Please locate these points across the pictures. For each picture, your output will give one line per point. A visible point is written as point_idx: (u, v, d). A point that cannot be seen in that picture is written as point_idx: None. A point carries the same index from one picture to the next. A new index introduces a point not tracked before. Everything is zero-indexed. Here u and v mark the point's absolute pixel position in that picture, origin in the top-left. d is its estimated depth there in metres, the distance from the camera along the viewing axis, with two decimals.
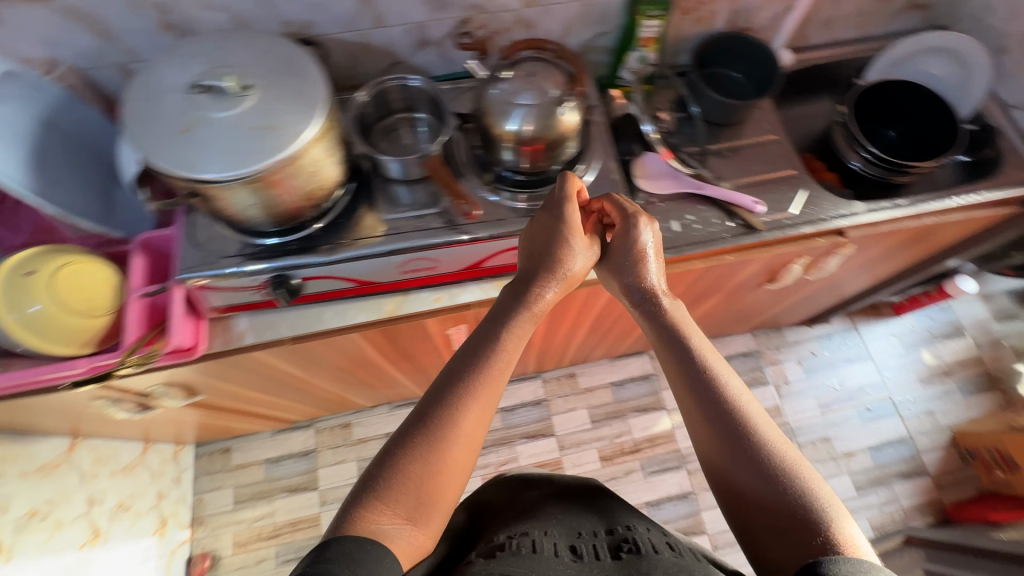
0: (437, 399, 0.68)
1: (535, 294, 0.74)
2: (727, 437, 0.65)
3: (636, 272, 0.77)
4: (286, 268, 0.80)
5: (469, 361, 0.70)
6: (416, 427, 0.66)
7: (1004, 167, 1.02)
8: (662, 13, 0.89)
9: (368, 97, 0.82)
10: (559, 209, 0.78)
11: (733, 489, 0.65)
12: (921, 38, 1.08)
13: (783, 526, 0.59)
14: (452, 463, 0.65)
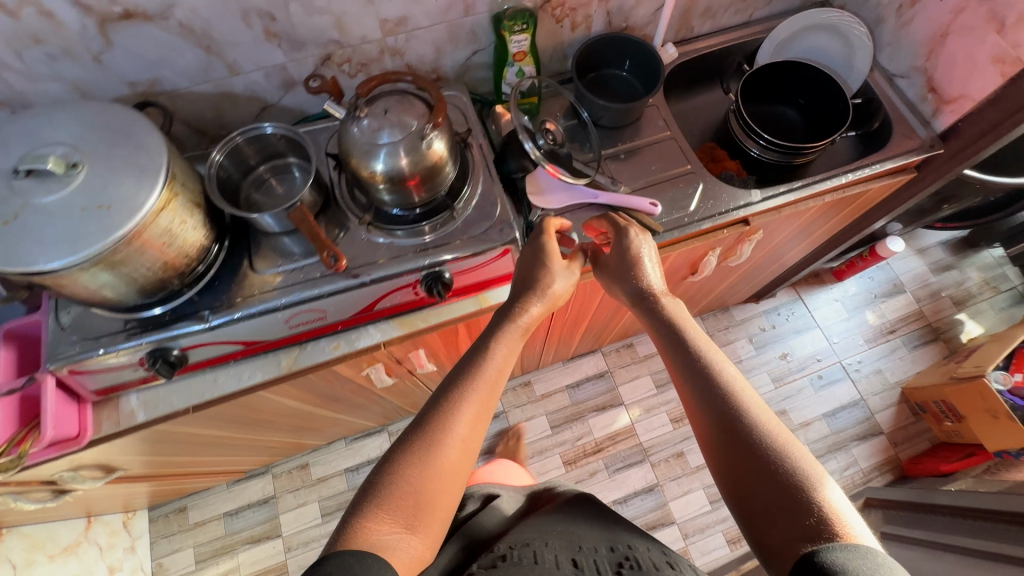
0: (433, 407, 0.66)
1: (525, 305, 0.75)
2: (724, 420, 0.64)
3: (635, 275, 0.79)
4: (162, 341, 0.76)
5: (464, 370, 0.69)
6: (412, 437, 0.64)
7: (892, 137, 1.03)
8: (527, 27, 0.88)
9: (224, 157, 0.78)
10: (539, 237, 0.81)
11: (729, 476, 0.62)
12: (800, 17, 1.09)
13: (785, 512, 0.56)
14: (448, 472, 0.63)
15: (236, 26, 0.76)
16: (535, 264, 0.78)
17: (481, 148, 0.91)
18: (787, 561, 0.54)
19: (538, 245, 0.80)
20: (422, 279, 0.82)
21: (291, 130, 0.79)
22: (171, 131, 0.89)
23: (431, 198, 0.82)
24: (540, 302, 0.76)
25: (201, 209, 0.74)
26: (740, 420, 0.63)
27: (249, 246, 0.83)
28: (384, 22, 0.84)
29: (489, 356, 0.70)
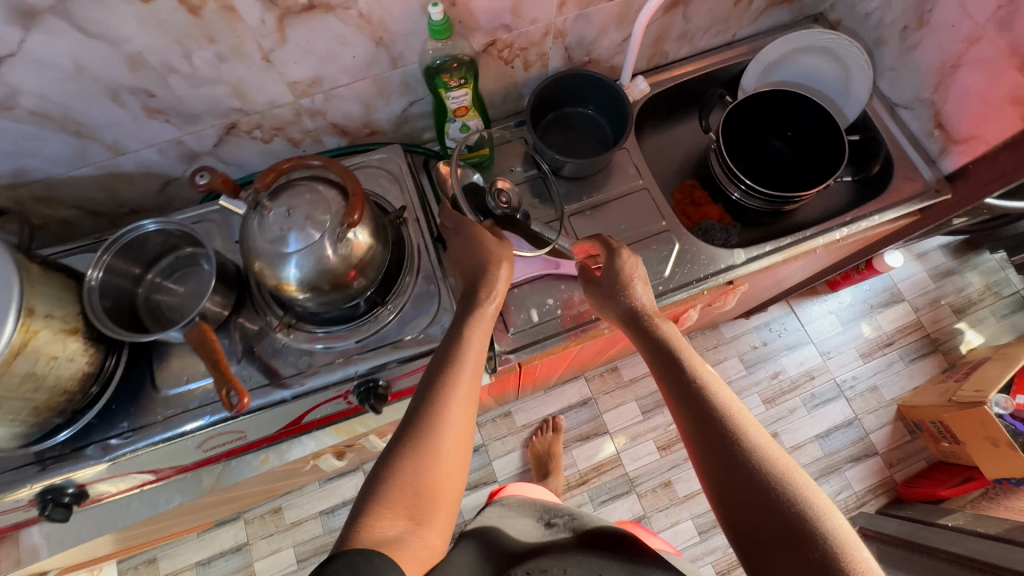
0: (419, 401, 0.60)
1: (491, 283, 0.69)
2: (713, 439, 0.54)
3: (626, 295, 0.71)
4: (53, 483, 0.66)
5: (441, 364, 0.63)
6: (401, 434, 0.57)
7: (893, 179, 0.91)
8: (467, 80, 0.73)
9: (104, 274, 0.66)
10: (462, 224, 0.74)
11: (720, 499, 0.52)
12: (790, 37, 0.96)
13: (787, 541, 0.47)
14: (444, 468, 0.56)
15: (106, 107, 0.63)
16: (475, 257, 0.71)
17: (418, 222, 0.79)
18: None
19: (466, 230, 0.73)
20: (354, 389, 0.72)
21: (172, 223, 0.69)
22: (57, 215, 0.76)
23: (378, 280, 0.72)
24: (495, 297, 0.69)
25: (78, 335, 0.62)
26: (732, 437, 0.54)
27: (153, 359, 0.72)
28: (294, 85, 0.70)
29: (464, 345, 0.64)
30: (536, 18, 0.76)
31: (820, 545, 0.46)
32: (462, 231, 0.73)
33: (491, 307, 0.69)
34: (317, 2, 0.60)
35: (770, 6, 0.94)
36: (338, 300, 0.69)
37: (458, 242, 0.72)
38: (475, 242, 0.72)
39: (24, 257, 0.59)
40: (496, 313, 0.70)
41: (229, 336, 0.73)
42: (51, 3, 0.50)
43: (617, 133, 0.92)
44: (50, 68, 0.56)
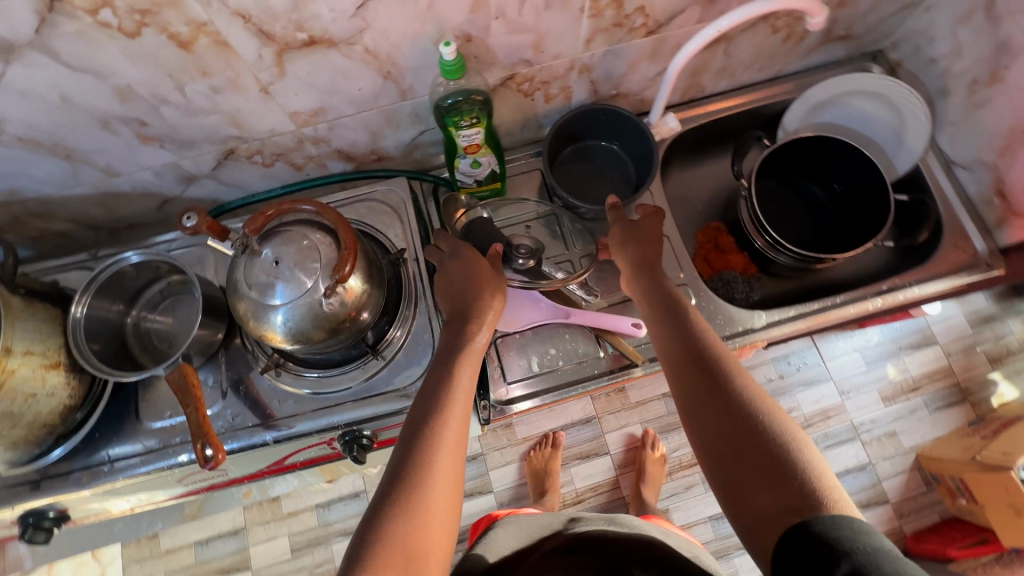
0: (404, 457, 0.51)
1: (483, 309, 0.64)
2: (704, 369, 0.54)
3: (643, 242, 0.70)
4: (33, 509, 0.66)
5: (426, 409, 0.55)
6: (387, 496, 0.49)
7: (941, 246, 0.83)
8: (479, 120, 0.67)
9: (89, 309, 0.64)
10: (461, 247, 0.70)
11: (704, 437, 0.51)
12: (845, 78, 0.87)
13: (769, 473, 0.45)
14: (437, 526, 0.49)
15: (96, 134, 0.60)
16: (467, 284, 0.66)
17: (418, 263, 0.74)
18: (769, 528, 0.43)
19: (464, 255, 0.68)
20: (339, 437, 0.70)
21: (158, 255, 0.66)
22: (53, 229, 0.74)
23: (376, 322, 0.69)
24: (484, 326, 0.64)
25: (59, 368, 0.61)
26: (722, 372, 0.53)
27: (139, 388, 0.70)
28: (295, 115, 0.66)
29: (449, 395, 0.56)
30: (561, 53, 0.69)
31: (802, 477, 0.44)
32: (459, 256, 0.68)
33: (483, 337, 0.63)
34: (319, 38, 0.56)
35: (824, 43, 0.85)
36: (328, 346, 0.66)
37: (454, 265, 0.68)
38: (471, 271, 0.67)
39: (6, 289, 0.57)
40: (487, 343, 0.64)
41: (215, 370, 0.71)
42: (31, 38, 0.47)
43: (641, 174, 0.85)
44: (34, 98, 0.53)
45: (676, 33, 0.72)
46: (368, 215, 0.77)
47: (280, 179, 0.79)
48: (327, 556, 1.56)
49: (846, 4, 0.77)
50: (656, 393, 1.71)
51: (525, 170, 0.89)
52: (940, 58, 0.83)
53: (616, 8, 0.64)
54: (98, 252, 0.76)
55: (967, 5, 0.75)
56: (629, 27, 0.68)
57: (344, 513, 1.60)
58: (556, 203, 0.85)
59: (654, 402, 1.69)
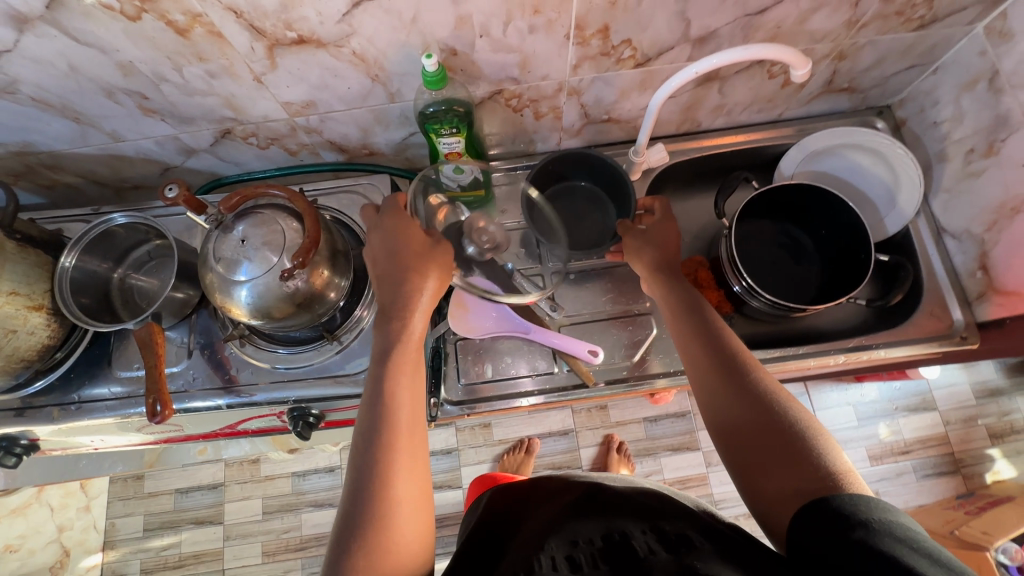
0: (365, 467, 0.52)
1: (410, 295, 0.63)
2: (726, 369, 0.57)
3: (665, 244, 0.73)
4: (8, 434, 0.72)
5: (370, 434, 0.54)
6: (359, 491, 0.51)
7: (915, 315, 0.82)
8: (458, 129, 0.70)
9: (78, 260, 0.70)
10: (382, 216, 0.68)
11: (725, 429, 0.54)
12: (846, 129, 0.87)
13: (788, 458, 0.48)
14: (406, 515, 0.50)
15: (102, 102, 0.65)
16: (399, 258, 0.64)
17: None
18: (789, 508, 0.46)
19: (386, 223, 0.67)
20: (289, 411, 0.74)
21: (144, 219, 0.71)
22: (64, 181, 0.80)
23: (337, 309, 0.72)
24: (422, 313, 0.63)
25: (41, 311, 0.66)
26: (744, 370, 0.57)
27: (116, 340, 0.76)
28: (287, 105, 0.70)
29: (392, 387, 0.57)
30: (547, 75, 0.71)
31: (821, 459, 0.47)
32: (385, 228, 0.66)
33: (417, 325, 0.63)
34: (308, 37, 0.59)
35: (824, 92, 0.84)
36: (288, 324, 0.69)
37: (378, 236, 0.66)
38: (396, 235, 0.66)
39: (2, 233, 0.62)
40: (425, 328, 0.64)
41: (184, 332, 0.76)
42: (42, 12, 0.52)
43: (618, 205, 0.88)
44: (46, 65, 0.58)
45: (665, 67, 0.73)
46: (349, 206, 0.81)
47: (275, 161, 0.83)
48: (295, 524, 1.63)
49: (847, 57, 0.76)
50: (638, 415, 1.70)
51: (509, 182, 0.92)
52: (942, 123, 0.81)
53: (602, 38, 0.66)
54: (100, 208, 0.82)
55: (972, 72, 0.74)
56: (617, 57, 0.70)
57: (317, 485, 1.66)
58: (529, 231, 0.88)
59: (633, 424, 1.69)
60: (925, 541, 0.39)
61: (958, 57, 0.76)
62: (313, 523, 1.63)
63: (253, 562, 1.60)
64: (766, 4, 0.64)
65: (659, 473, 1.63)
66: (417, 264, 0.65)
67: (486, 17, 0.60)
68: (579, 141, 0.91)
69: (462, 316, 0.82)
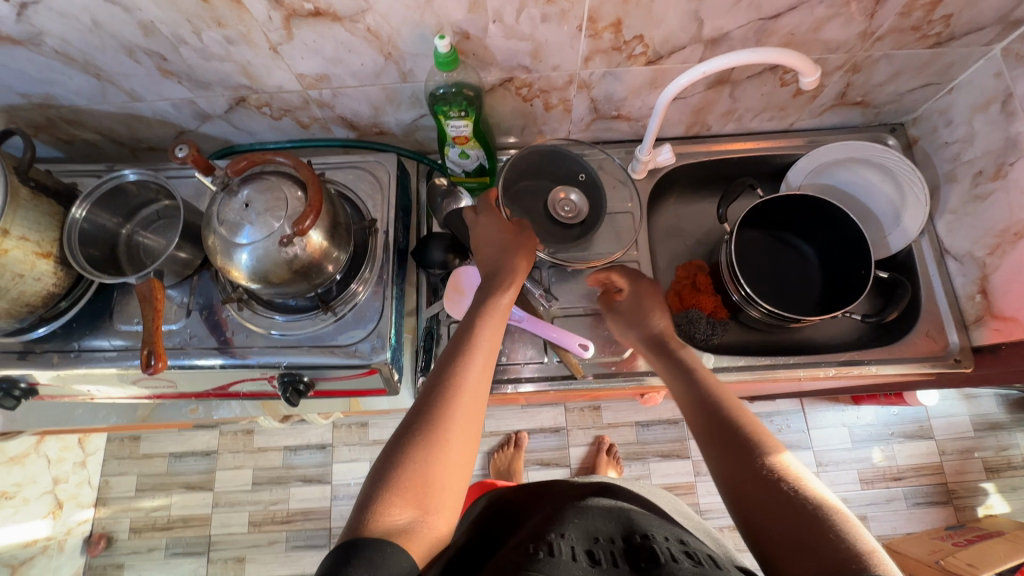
0: (422, 417, 0.55)
1: (511, 273, 0.70)
2: (724, 446, 0.54)
3: (650, 321, 0.74)
4: (9, 377, 0.74)
5: (436, 390, 0.57)
6: (414, 424, 0.55)
7: (911, 333, 0.82)
8: (467, 114, 0.71)
9: (88, 213, 0.71)
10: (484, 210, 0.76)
11: (732, 502, 0.50)
12: (855, 144, 0.86)
13: (803, 537, 0.44)
14: (454, 455, 0.54)
15: (122, 60, 0.67)
16: (500, 250, 0.72)
17: (387, 234, 0.78)
18: None
19: (488, 220, 0.75)
20: (279, 376, 0.75)
21: (154, 177, 0.73)
22: (83, 137, 0.83)
23: (331, 282, 0.74)
24: (508, 288, 0.68)
25: (49, 258, 0.68)
26: (750, 443, 0.53)
27: (120, 293, 0.78)
28: (302, 77, 0.72)
29: (471, 349, 0.61)
30: (558, 66, 0.72)
31: (842, 540, 0.43)
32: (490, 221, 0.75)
33: (507, 296, 0.68)
34: (324, 10, 0.60)
35: (836, 104, 0.84)
36: (290, 292, 0.71)
37: (483, 229, 0.74)
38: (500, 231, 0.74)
39: (17, 179, 0.65)
40: (511, 303, 0.68)
41: (185, 292, 0.78)
42: None
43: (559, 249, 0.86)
44: (70, 19, 0.60)
45: (677, 67, 0.73)
46: (354, 181, 0.81)
47: (287, 134, 0.85)
48: (283, 497, 1.65)
49: (861, 70, 0.76)
50: (630, 419, 1.71)
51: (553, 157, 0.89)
52: (953, 143, 0.81)
53: (614, 33, 0.66)
54: (114, 166, 0.85)
55: (986, 94, 0.74)
56: (628, 53, 0.70)
57: (308, 461, 1.68)
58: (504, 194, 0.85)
59: (625, 427, 1.69)
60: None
61: (974, 78, 0.75)
62: (301, 498, 1.65)
63: (238, 530, 1.63)
64: (780, 8, 0.64)
65: (647, 478, 1.64)
66: (510, 261, 0.71)
67: (499, 3, 0.61)
68: (588, 137, 0.91)
69: (458, 301, 0.80)
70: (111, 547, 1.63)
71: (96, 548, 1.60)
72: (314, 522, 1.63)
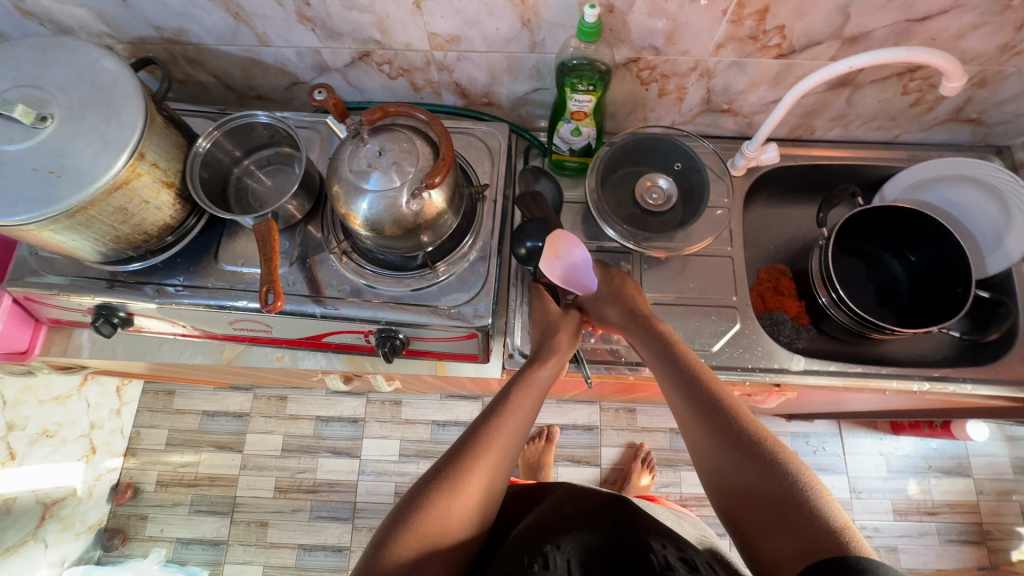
0: (447, 462, 0.60)
1: (552, 349, 0.73)
2: (721, 444, 0.58)
3: (628, 297, 0.75)
4: (111, 303, 0.75)
5: (466, 442, 0.62)
6: (440, 471, 0.60)
7: (1006, 356, 0.81)
8: (593, 90, 0.71)
9: (209, 148, 0.72)
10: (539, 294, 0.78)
11: (729, 500, 0.56)
12: (970, 161, 0.84)
13: (783, 522, 0.51)
14: (470, 500, 0.58)
15: (266, 1, 0.67)
16: (551, 325, 0.76)
17: (495, 203, 0.79)
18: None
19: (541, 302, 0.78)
20: (376, 331, 0.75)
21: (282, 123, 0.74)
22: (198, 78, 0.84)
23: (440, 242, 0.73)
24: (547, 363, 0.71)
25: (172, 190, 0.69)
26: (736, 430, 0.57)
27: (225, 232, 0.79)
28: (433, 36, 0.72)
29: (507, 414, 0.64)
30: (689, 50, 0.72)
31: (822, 524, 0.49)
32: (544, 309, 0.77)
33: (546, 372, 0.70)
34: None
35: (950, 118, 0.84)
36: (395, 247, 0.71)
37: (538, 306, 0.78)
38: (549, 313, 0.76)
39: (154, 107, 0.65)
40: (549, 379, 0.71)
41: (288, 241, 0.78)
42: None
43: (642, 237, 0.83)
44: None
45: (806, 63, 0.73)
46: (464, 147, 0.81)
47: (397, 95, 0.86)
48: (311, 466, 1.65)
49: (988, 85, 0.76)
50: (664, 425, 1.70)
51: (650, 149, 0.86)
52: None
53: (758, 20, 0.66)
54: (225, 110, 0.86)
55: None
56: (763, 44, 0.70)
57: (338, 433, 1.68)
58: (592, 182, 0.84)
59: (658, 432, 1.68)
60: None
61: None
62: (328, 469, 1.64)
63: (264, 495, 1.62)
64: (932, 10, 0.64)
65: (676, 486, 1.63)
66: (558, 340, 0.74)
67: None
68: (689, 129, 0.91)
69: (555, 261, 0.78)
70: (136, 498, 1.62)
71: (123, 497, 1.60)
72: (339, 495, 1.62)
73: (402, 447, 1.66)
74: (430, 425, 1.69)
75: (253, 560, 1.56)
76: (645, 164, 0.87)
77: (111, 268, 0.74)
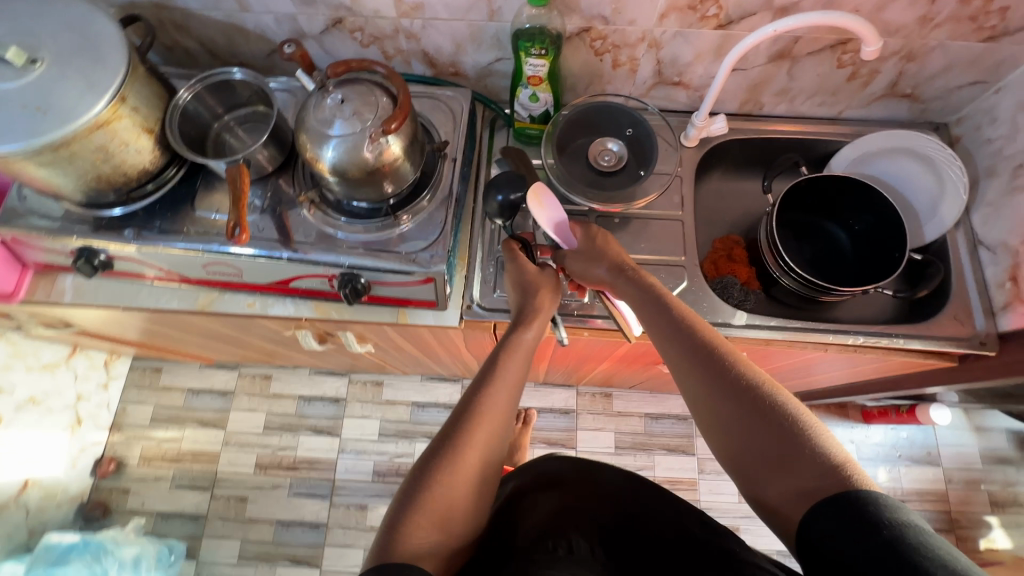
0: (445, 438, 0.60)
1: (539, 309, 0.72)
2: (716, 394, 0.58)
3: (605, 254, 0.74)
4: (92, 245, 0.80)
5: (461, 414, 0.62)
6: (438, 449, 0.60)
7: (938, 315, 0.85)
8: (546, 53, 0.78)
9: (189, 100, 0.78)
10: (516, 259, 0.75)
11: (725, 445, 0.58)
12: (903, 134, 0.91)
13: (785, 464, 0.53)
14: (466, 473, 0.59)
15: None
16: (530, 283, 0.74)
17: (455, 161, 0.84)
18: (786, 511, 0.52)
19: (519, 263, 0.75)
20: (339, 275, 0.80)
21: (258, 80, 0.80)
22: (184, 45, 0.90)
23: (401, 193, 0.79)
24: (533, 324, 0.70)
25: (151, 135, 0.74)
26: (731, 377, 0.58)
27: (202, 183, 0.84)
28: (399, 3, 0.78)
29: (498, 379, 0.64)
30: (635, 20, 0.78)
31: (822, 463, 0.51)
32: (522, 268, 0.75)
33: (531, 333, 0.70)
34: None
35: (886, 93, 0.89)
36: (359, 195, 0.76)
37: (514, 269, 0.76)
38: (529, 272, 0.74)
39: (137, 57, 0.71)
40: (536, 338, 0.71)
41: (260, 192, 0.83)
42: None
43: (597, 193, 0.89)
44: None
45: (744, 34, 0.79)
46: (429, 110, 0.87)
47: None
48: (291, 443, 1.68)
49: (915, 59, 0.82)
50: (639, 410, 1.73)
51: (605, 118, 0.92)
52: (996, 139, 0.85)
53: None
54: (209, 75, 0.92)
55: None
56: (701, 14, 0.76)
57: (320, 412, 1.71)
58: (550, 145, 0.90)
59: (633, 417, 1.71)
60: (935, 539, 0.45)
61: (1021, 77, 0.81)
62: (308, 447, 1.67)
63: (245, 471, 1.65)
64: None
65: (650, 469, 1.65)
66: (540, 301, 0.72)
67: None
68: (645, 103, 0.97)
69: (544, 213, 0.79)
70: (119, 472, 1.65)
71: (106, 470, 1.62)
72: (319, 472, 1.65)
73: (381, 427, 1.69)
74: (410, 407, 1.72)
75: (231, 535, 1.58)
76: (601, 131, 0.93)
77: (94, 211, 0.79)
